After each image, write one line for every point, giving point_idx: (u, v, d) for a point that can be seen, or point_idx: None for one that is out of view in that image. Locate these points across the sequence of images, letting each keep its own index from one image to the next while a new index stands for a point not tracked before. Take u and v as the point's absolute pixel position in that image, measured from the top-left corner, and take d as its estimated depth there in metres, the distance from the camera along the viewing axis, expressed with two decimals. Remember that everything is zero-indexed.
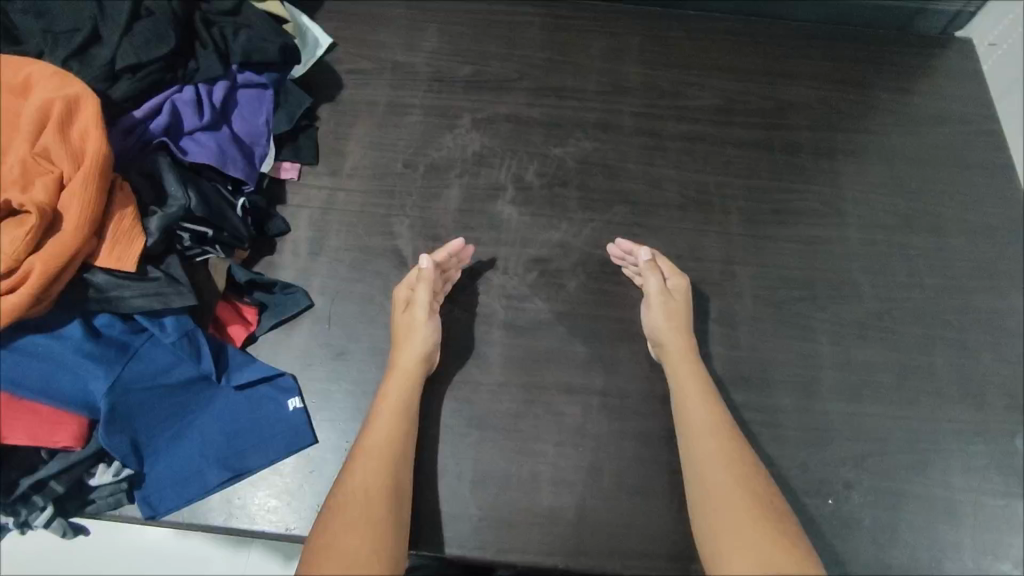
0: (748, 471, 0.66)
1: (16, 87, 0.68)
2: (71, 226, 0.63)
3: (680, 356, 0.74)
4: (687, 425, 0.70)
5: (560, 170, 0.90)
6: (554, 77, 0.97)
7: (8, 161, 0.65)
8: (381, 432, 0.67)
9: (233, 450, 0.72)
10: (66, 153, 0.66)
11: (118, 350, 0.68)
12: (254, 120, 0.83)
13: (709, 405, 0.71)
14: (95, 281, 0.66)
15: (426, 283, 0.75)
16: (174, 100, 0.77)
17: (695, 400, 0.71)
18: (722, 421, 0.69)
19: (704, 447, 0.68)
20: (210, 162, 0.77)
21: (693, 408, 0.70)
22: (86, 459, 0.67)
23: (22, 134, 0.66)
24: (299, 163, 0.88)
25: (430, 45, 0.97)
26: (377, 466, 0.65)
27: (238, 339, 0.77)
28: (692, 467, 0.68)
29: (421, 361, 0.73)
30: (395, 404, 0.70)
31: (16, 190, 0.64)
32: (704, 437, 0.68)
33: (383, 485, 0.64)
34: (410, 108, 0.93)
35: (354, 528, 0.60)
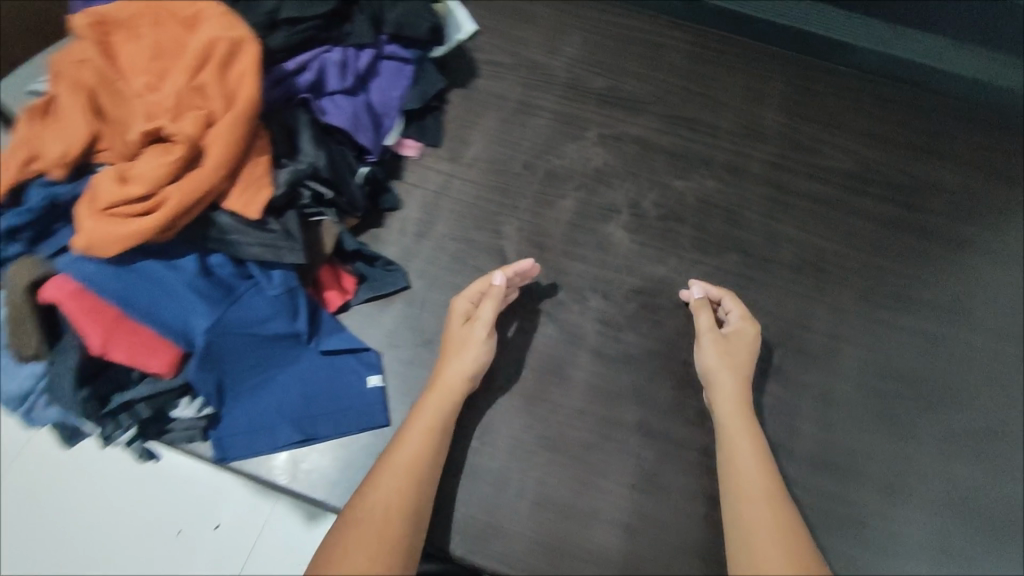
0: (802, 541, 0.60)
1: (187, 20, 0.71)
2: (209, 166, 0.64)
3: (738, 417, 0.69)
4: (734, 479, 0.65)
5: (679, 204, 0.87)
6: (689, 108, 0.93)
7: (166, 90, 0.68)
8: (411, 451, 0.65)
9: (308, 413, 0.72)
10: (219, 93, 0.67)
11: (224, 291, 0.69)
12: (390, 92, 0.83)
13: (763, 469, 0.65)
14: (219, 220, 0.68)
15: (490, 302, 0.72)
16: (324, 59, 0.77)
17: (748, 455, 0.66)
18: (773, 481, 0.64)
19: (750, 503, 0.62)
20: (343, 126, 0.77)
21: (743, 464, 0.65)
22: (173, 388, 0.68)
23: (185, 67, 0.68)
24: (422, 143, 0.87)
25: (570, 51, 0.96)
26: (399, 486, 0.62)
27: (332, 304, 0.77)
28: (734, 529, 0.62)
29: (470, 377, 0.70)
30: (433, 419, 0.67)
31: (172, 121, 0.66)
32: (754, 502, 0.62)
33: (402, 507, 0.61)
34: (539, 110, 0.91)
35: (363, 551, 0.57)
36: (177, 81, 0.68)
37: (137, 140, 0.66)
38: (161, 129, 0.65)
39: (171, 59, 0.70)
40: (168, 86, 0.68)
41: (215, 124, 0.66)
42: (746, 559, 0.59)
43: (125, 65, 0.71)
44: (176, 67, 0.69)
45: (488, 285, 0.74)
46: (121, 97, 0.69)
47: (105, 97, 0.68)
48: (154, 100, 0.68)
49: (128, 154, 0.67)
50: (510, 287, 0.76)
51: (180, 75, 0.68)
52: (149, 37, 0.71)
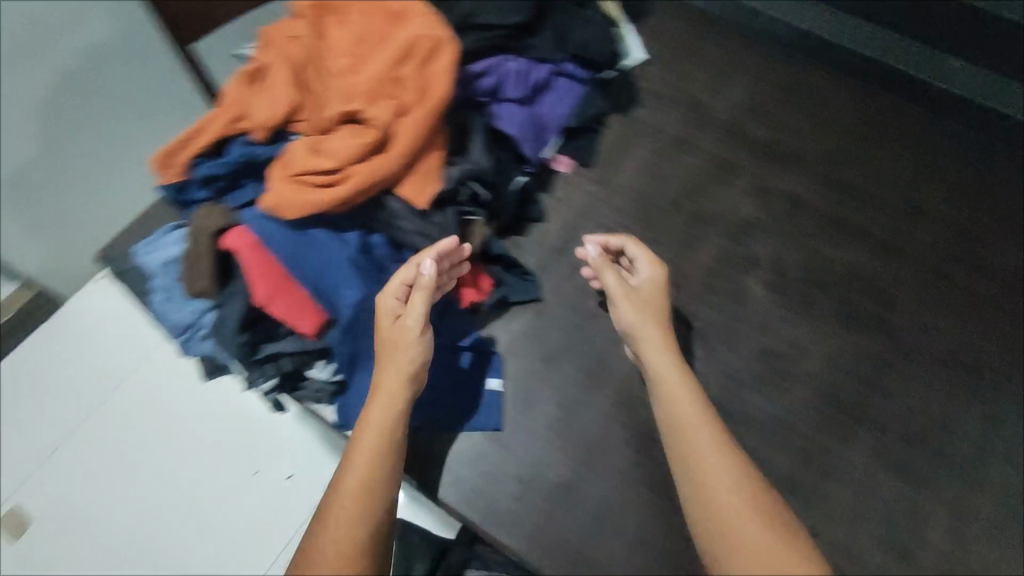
0: (773, 509, 0.57)
1: (394, 14, 0.75)
2: (393, 154, 0.68)
3: (697, 419, 0.62)
4: (681, 440, 0.62)
5: (825, 271, 0.84)
6: (850, 173, 0.89)
7: (366, 75, 0.72)
8: (359, 468, 0.59)
9: (428, 402, 0.74)
10: (413, 87, 0.71)
11: (377, 270, 0.73)
12: (558, 108, 0.85)
13: (731, 462, 0.60)
14: (390, 204, 0.72)
15: (421, 293, 0.67)
16: (505, 67, 0.80)
17: (691, 414, 0.63)
18: (725, 441, 0.61)
19: (715, 471, 0.59)
20: (512, 134, 0.80)
21: (687, 423, 0.62)
22: (315, 350, 0.73)
23: (386, 56, 0.72)
24: (576, 162, 0.88)
25: (734, 94, 0.94)
26: (352, 505, 0.57)
27: (466, 301, 0.79)
28: (694, 494, 0.59)
29: (408, 376, 0.65)
30: (374, 434, 0.61)
31: (366, 105, 0.70)
32: (726, 495, 0.57)
33: (358, 527, 0.56)
34: (695, 149, 0.91)
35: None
36: (376, 68, 0.72)
37: (332, 116, 0.70)
38: (356, 111, 0.70)
39: (372, 47, 0.75)
40: (366, 71, 0.72)
41: (405, 116, 0.69)
42: (730, 555, 0.55)
43: (330, 45, 0.76)
44: (376, 54, 0.73)
45: (417, 274, 0.68)
46: (323, 74, 0.74)
47: (308, 72, 0.74)
48: (351, 82, 0.72)
49: (319, 127, 0.72)
50: (440, 273, 0.71)
51: (379, 63, 0.72)
52: (357, 24, 0.76)
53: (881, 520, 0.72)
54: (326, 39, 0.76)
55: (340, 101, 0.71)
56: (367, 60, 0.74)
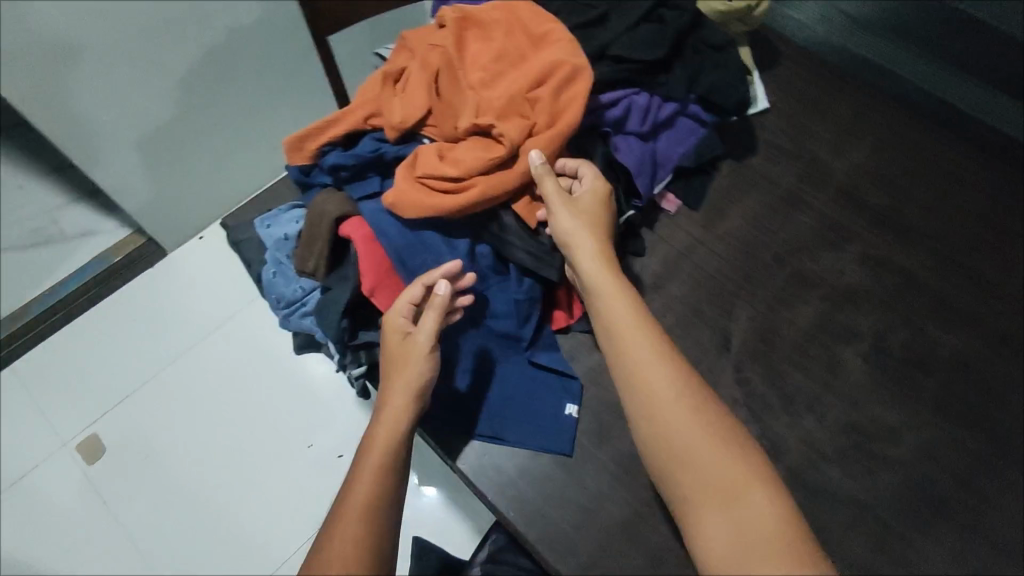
0: (738, 448, 0.54)
1: (535, 36, 0.78)
2: (519, 173, 0.70)
3: (630, 328, 0.61)
4: (646, 401, 0.57)
5: (931, 354, 0.79)
6: (972, 257, 0.84)
7: (501, 91, 0.74)
8: (367, 480, 0.59)
9: (505, 415, 0.76)
10: (548, 112, 0.73)
11: (479, 279, 0.75)
12: (674, 147, 0.85)
13: (673, 374, 0.58)
14: (504, 219, 0.74)
15: (435, 310, 0.68)
16: (632, 100, 0.81)
17: (638, 342, 0.60)
18: (692, 390, 0.57)
19: (671, 415, 0.56)
20: (629, 166, 0.80)
21: (638, 357, 0.59)
22: None
23: (525, 78, 0.74)
24: (683, 202, 0.88)
25: (856, 156, 0.91)
26: (362, 515, 0.56)
27: (556, 322, 0.80)
28: (665, 457, 0.55)
29: (414, 389, 0.67)
30: (380, 443, 0.63)
31: (501, 121, 0.72)
32: (666, 409, 0.56)
33: (368, 538, 0.55)
34: (806, 207, 0.88)
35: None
36: (514, 87, 0.74)
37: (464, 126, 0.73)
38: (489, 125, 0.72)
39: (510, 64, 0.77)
40: (504, 89, 0.75)
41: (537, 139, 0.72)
42: (674, 468, 0.54)
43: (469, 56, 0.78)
44: (515, 74, 0.76)
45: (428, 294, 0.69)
46: (460, 82, 0.77)
47: (447, 79, 0.76)
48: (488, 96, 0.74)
49: (449, 134, 0.75)
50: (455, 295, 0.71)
51: (517, 83, 0.74)
52: (499, 41, 0.78)
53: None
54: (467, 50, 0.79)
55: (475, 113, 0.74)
56: (502, 76, 0.76)
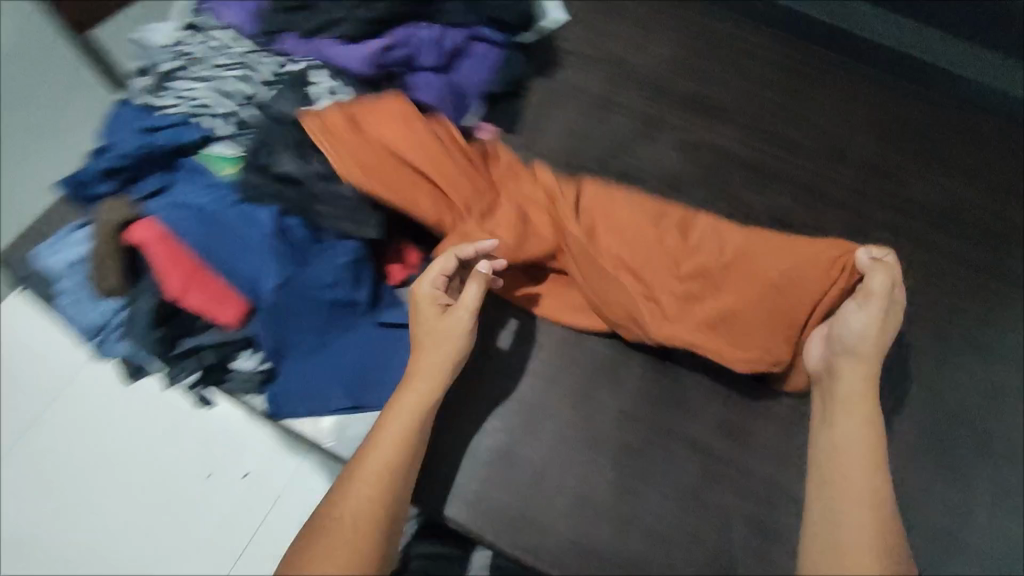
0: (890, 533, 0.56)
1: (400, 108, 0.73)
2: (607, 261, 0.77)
3: (869, 446, 0.60)
4: (824, 474, 0.60)
5: (751, 220, 0.85)
6: (772, 120, 0.90)
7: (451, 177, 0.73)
8: (382, 449, 0.62)
9: (362, 381, 0.73)
10: (800, 254, 0.71)
11: (296, 253, 0.71)
12: (475, 74, 0.83)
13: (872, 477, 0.58)
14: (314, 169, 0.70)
15: (475, 287, 0.67)
16: (420, 37, 0.77)
17: (855, 451, 0.60)
18: (880, 480, 0.59)
19: (838, 490, 0.58)
20: (427, 105, 0.78)
21: (844, 454, 0.60)
22: (237, 340, 0.71)
23: (781, 261, 0.72)
24: (502, 129, 0.87)
25: (656, 49, 0.93)
26: (377, 484, 0.60)
27: (395, 278, 0.78)
28: (813, 519, 0.58)
29: (444, 374, 0.67)
30: (410, 414, 0.65)
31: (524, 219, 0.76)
32: (856, 504, 0.57)
33: (377, 510, 0.59)
34: (618, 107, 0.90)
35: (334, 551, 0.56)
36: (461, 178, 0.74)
37: (728, 305, 0.72)
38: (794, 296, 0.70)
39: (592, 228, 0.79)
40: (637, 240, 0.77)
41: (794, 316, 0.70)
42: (827, 554, 0.55)
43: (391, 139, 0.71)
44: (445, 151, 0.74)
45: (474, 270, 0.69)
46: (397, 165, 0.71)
47: (582, 267, 0.75)
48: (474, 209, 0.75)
49: (703, 324, 0.73)
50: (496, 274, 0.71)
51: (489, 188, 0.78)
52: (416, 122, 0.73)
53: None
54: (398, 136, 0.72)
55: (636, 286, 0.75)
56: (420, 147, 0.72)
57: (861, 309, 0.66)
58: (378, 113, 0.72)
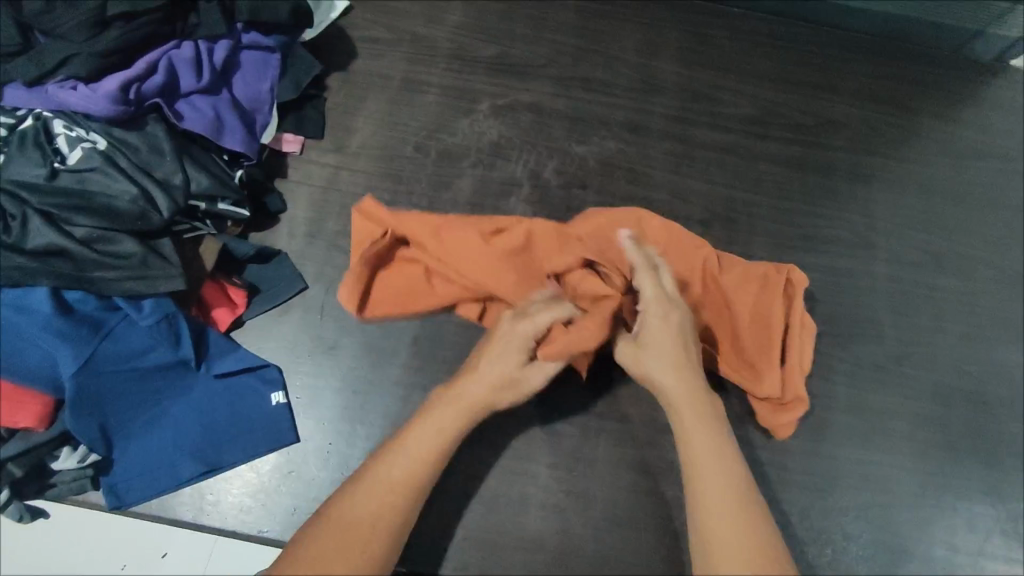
0: (761, 520, 0.54)
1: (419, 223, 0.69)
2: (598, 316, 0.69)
3: (698, 440, 0.58)
4: (692, 470, 0.57)
5: (581, 169, 0.83)
6: (583, 67, 0.88)
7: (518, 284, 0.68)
8: (396, 471, 0.57)
9: (209, 443, 0.67)
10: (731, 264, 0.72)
11: (91, 328, 0.63)
12: (257, 85, 0.77)
13: (725, 479, 0.56)
14: (76, 234, 0.63)
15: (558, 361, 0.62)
16: (172, 57, 0.70)
17: (702, 452, 0.57)
18: (737, 465, 0.57)
19: (708, 485, 0.56)
20: (204, 132, 0.71)
21: (695, 461, 0.57)
22: (49, 441, 0.63)
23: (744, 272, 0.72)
24: (303, 136, 0.81)
25: (453, 17, 0.89)
26: (385, 502, 0.55)
27: (222, 323, 0.72)
28: (694, 521, 0.55)
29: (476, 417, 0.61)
30: (459, 424, 0.60)
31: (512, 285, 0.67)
32: (716, 512, 0.54)
33: (379, 532, 0.54)
34: (426, 86, 0.86)
35: (347, 553, 0.52)
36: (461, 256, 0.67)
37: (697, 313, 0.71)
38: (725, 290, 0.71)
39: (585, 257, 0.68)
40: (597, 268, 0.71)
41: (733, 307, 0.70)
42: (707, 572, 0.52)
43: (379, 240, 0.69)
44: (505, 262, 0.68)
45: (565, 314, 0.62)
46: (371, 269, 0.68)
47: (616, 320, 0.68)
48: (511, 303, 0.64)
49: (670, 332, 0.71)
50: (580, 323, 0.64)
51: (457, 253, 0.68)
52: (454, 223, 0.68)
53: None
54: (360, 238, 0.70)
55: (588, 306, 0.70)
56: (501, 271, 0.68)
57: (648, 304, 0.62)
58: (361, 218, 0.70)
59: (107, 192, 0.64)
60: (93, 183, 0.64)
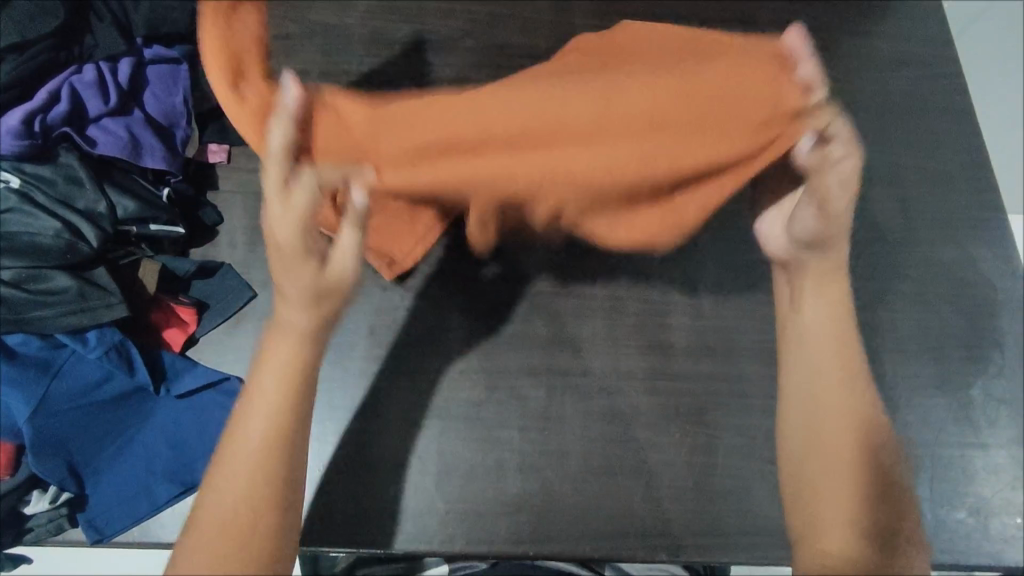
0: (863, 405, 0.62)
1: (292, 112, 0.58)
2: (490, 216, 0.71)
3: (824, 340, 0.65)
4: (815, 361, 0.64)
5: None
6: (501, 34, 0.87)
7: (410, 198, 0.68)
8: (259, 434, 0.56)
9: (183, 462, 0.68)
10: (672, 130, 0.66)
11: (38, 369, 0.63)
12: (170, 98, 0.74)
13: (844, 376, 0.63)
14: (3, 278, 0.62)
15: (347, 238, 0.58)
16: (73, 83, 0.68)
17: (826, 350, 0.64)
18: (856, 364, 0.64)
19: (824, 375, 0.63)
20: (121, 155, 0.69)
21: (821, 351, 0.64)
22: (17, 487, 0.63)
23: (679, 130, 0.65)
24: (228, 144, 0.78)
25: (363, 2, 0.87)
26: (271, 435, 0.57)
27: (176, 343, 0.71)
28: (796, 391, 0.64)
29: (311, 352, 0.60)
30: (297, 340, 0.59)
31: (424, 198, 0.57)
32: (829, 394, 0.62)
33: (277, 459, 0.56)
34: (346, 76, 0.85)
35: (258, 477, 0.55)
36: (397, 117, 0.53)
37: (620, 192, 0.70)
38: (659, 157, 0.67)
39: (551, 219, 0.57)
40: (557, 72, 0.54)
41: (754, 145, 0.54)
42: (800, 437, 0.62)
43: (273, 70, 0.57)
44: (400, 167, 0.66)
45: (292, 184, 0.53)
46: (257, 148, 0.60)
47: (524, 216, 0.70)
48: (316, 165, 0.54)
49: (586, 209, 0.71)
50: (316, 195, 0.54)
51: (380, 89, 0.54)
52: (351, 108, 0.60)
53: (648, 330, 0.75)
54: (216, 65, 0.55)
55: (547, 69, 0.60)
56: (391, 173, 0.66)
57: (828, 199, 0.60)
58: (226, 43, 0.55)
59: (29, 230, 0.64)
60: (12, 224, 0.64)
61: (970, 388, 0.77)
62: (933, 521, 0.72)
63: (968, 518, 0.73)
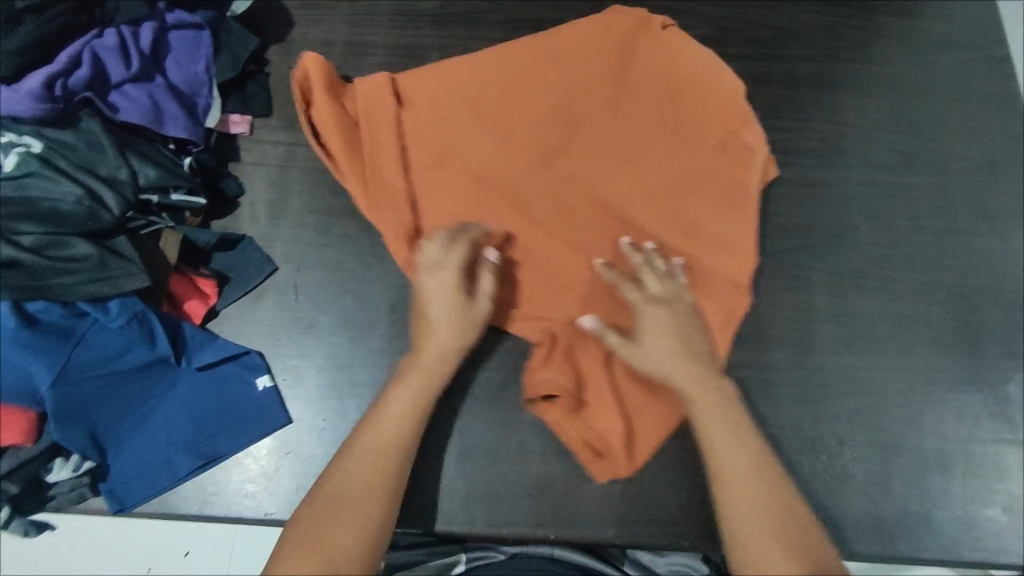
0: (767, 469, 0.62)
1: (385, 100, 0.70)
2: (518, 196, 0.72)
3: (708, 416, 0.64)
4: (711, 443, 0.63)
5: None
6: (531, 7, 0.84)
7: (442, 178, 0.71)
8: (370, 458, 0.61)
9: (204, 434, 0.67)
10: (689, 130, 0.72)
11: (60, 336, 0.62)
12: (192, 66, 0.73)
13: (748, 449, 0.62)
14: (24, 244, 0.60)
15: (486, 276, 0.66)
16: (94, 47, 0.67)
17: (714, 423, 0.63)
18: (745, 431, 0.64)
19: (727, 447, 0.62)
20: (144, 122, 0.68)
21: (707, 422, 0.63)
22: (40, 454, 0.62)
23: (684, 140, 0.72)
24: (250, 115, 0.78)
25: None
26: (392, 435, 0.62)
27: (196, 315, 0.71)
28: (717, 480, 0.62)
29: (439, 378, 0.65)
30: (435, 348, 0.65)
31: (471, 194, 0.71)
32: (739, 465, 0.61)
33: (389, 459, 0.61)
34: (370, 48, 0.82)
35: (365, 473, 0.60)
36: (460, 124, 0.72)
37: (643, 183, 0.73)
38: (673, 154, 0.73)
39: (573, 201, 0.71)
40: (596, 151, 0.73)
41: (734, 240, 0.70)
42: (732, 524, 0.60)
43: (398, 128, 0.71)
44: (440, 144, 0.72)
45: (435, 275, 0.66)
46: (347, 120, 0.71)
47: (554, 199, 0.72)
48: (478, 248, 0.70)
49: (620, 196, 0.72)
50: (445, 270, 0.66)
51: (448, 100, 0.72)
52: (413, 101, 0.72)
53: None
54: (330, 115, 0.70)
55: (598, 107, 0.73)
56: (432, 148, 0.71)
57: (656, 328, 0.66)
58: (365, 99, 0.71)
59: (49, 196, 0.62)
60: (33, 188, 0.62)
61: (1007, 385, 0.75)
62: (962, 518, 0.71)
63: (1000, 516, 0.71)
